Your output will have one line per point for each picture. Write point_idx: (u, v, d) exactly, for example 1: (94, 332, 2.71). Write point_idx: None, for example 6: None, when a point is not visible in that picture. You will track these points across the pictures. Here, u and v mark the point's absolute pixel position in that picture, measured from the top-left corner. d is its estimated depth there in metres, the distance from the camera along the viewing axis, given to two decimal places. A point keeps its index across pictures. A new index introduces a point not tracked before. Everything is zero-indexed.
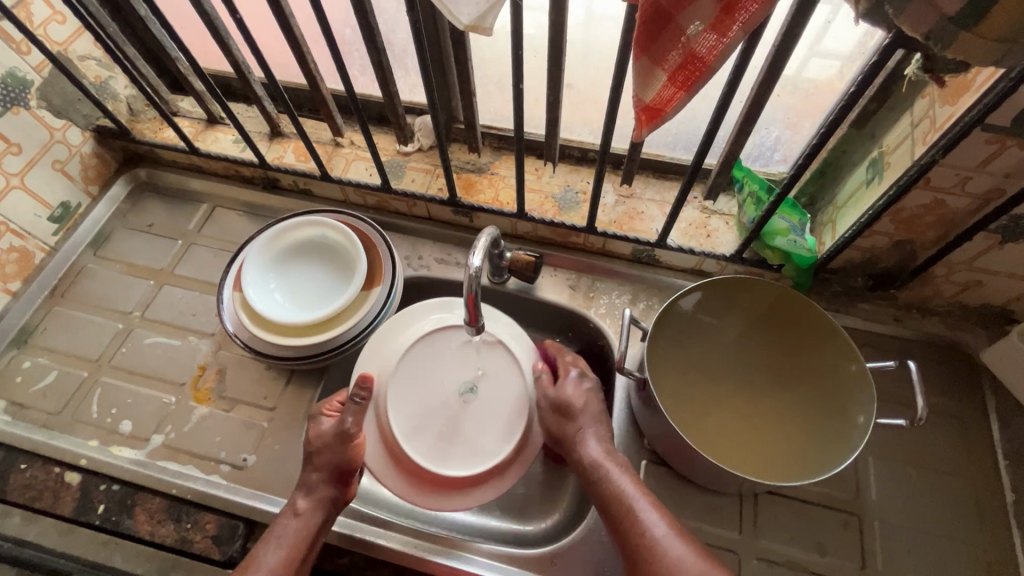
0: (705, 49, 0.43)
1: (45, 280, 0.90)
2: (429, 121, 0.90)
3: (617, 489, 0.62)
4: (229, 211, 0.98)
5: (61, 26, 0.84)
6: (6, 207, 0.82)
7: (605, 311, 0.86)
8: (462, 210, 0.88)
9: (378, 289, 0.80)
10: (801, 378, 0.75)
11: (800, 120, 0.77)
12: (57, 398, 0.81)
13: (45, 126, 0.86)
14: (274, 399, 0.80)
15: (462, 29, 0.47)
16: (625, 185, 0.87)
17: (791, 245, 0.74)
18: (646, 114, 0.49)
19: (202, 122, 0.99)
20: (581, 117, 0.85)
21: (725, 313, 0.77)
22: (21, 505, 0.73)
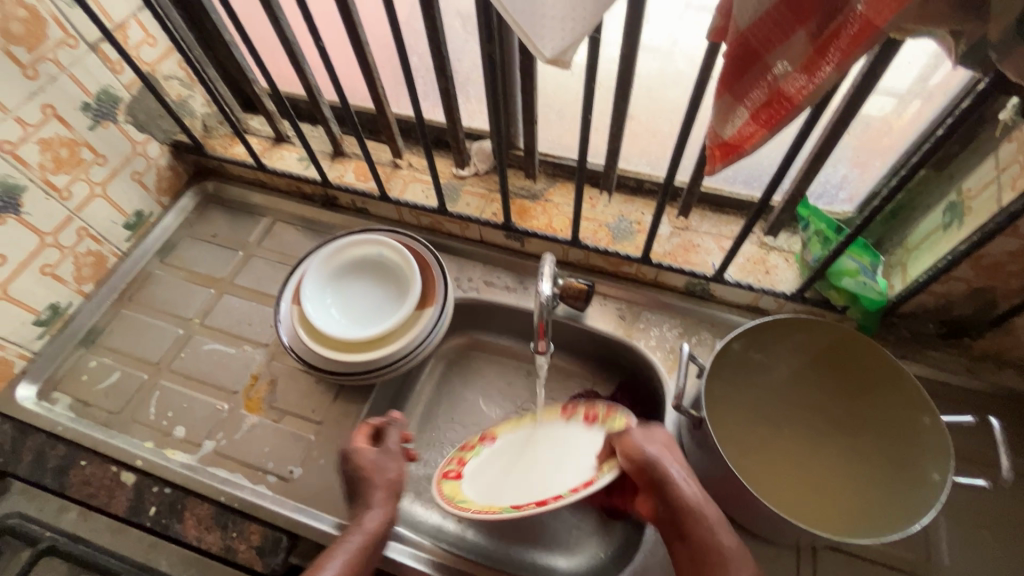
0: (794, 89, 0.43)
1: (115, 284, 0.94)
2: (487, 146, 0.92)
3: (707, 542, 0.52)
4: (288, 225, 1.02)
5: (152, 48, 0.90)
6: (88, 214, 0.88)
7: (656, 344, 0.84)
8: (515, 235, 0.89)
9: (430, 310, 0.81)
10: (866, 426, 0.71)
11: (869, 158, 0.75)
12: (118, 398, 0.84)
13: (129, 139, 0.91)
14: (321, 413, 0.81)
15: (544, 61, 0.48)
16: (681, 217, 0.86)
17: (859, 287, 0.72)
18: (723, 149, 0.49)
19: (270, 140, 1.03)
20: (639, 148, 0.86)
21: (781, 353, 0.74)
22: (78, 501, 0.75)
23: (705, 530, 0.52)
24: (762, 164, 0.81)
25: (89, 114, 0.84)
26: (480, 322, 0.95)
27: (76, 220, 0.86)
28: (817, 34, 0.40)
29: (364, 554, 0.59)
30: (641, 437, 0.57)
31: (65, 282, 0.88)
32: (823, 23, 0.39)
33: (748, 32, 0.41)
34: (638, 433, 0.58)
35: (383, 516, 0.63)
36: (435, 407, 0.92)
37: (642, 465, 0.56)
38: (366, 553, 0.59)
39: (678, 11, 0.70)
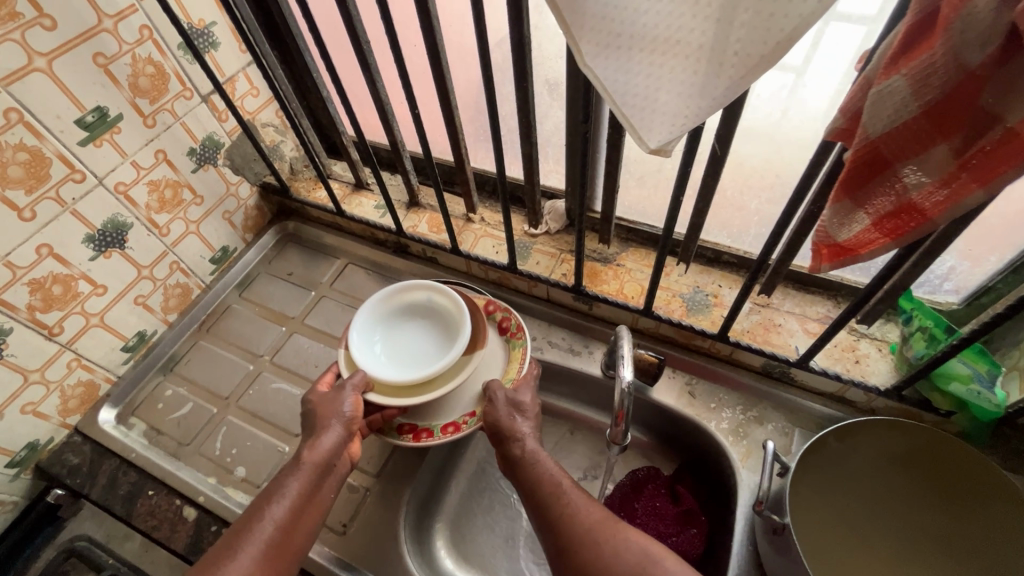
0: (928, 203, 0.40)
1: (196, 314, 0.99)
2: (561, 206, 0.92)
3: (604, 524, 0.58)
4: (359, 268, 1.05)
5: (255, 98, 0.97)
6: (181, 248, 0.93)
7: (728, 426, 0.79)
8: (584, 298, 0.88)
9: (480, 353, 0.77)
10: (972, 549, 0.63)
11: (983, 252, 0.69)
12: (188, 429, 0.87)
13: (225, 180, 0.98)
14: (377, 465, 0.81)
15: (646, 151, 0.47)
16: (762, 294, 0.82)
17: (971, 395, 0.65)
18: (832, 251, 0.47)
19: (350, 186, 1.07)
20: (722, 220, 0.83)
21: (867, 449, 0.67)
22: (142, 531, 0.77)
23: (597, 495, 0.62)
24: None
25: (193, 158, 0.90)
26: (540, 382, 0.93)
27: (170, 254, 0.92)
28: (960, 150, 0.37)
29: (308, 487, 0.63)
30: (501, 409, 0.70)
31: (154, 311, 0.93)
32: (971, 138, 0.36)
33: (879, 141, 0.39)
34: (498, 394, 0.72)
35: (338, 439, 0.67)
36: (487, 466, 0.90)
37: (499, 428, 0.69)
38: (316, 484, 0.64)
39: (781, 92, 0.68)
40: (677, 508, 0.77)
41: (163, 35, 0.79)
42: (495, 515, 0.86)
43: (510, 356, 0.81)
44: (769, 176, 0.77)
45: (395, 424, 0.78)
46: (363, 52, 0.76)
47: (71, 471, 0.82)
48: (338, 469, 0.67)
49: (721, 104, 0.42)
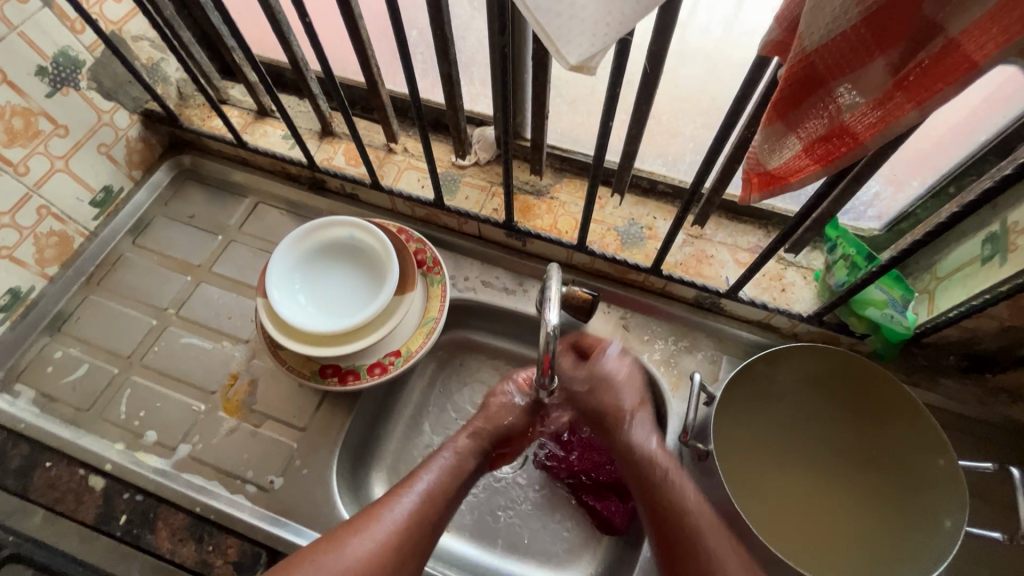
0: (861, 126, 0.37)
1: (83, 266, 0.87)
2: (490, 134, 0.85)
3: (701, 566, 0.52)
4: (271, 207, 0.94)
5: (116, 4, 0.80)
6: (49, 190, 0.80)
7: (659, 358, 0.79)
8: (516, 234, 0.83)
9: (411, 295, 0.74)
10: (881, 467, 0.67)
11: (907, 175, 0.69)
12: (85, 393, 0.78)
13: (94, 107, 0.83)
14: (303, 418, 0.76)
15: (566, 68, 0.40)
16: (696, 224, 0.80)
17: (885, 318, 0.67)
18: (762, 179, 0.44)
19: (252, 113, 0.94)
20: (656, 148, 0.78)
21: (789, 375, 0.70)
22: (43, 505, 0.70)
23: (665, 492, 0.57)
24: None
25: (45, 80, 0.75)
26: (475, 322, 0.90)
27: (36, 197, 0.78)
28: (898, 66, 0.34)
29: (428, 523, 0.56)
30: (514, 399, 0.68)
31: (26, 265, 0.81)
32: (910, 52, 0.33)
33: (814, 55, 0.34)
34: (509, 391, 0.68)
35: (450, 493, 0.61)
36: (425, 409, 0.88)
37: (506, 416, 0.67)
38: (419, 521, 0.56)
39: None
40: None
41: None
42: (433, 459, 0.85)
43: (432, 290, 0.78)
44: (704, 99, 0.73)
45: (315, 368, 0.73)
46: None
47: None
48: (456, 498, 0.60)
49: (644, 11, 0.37)
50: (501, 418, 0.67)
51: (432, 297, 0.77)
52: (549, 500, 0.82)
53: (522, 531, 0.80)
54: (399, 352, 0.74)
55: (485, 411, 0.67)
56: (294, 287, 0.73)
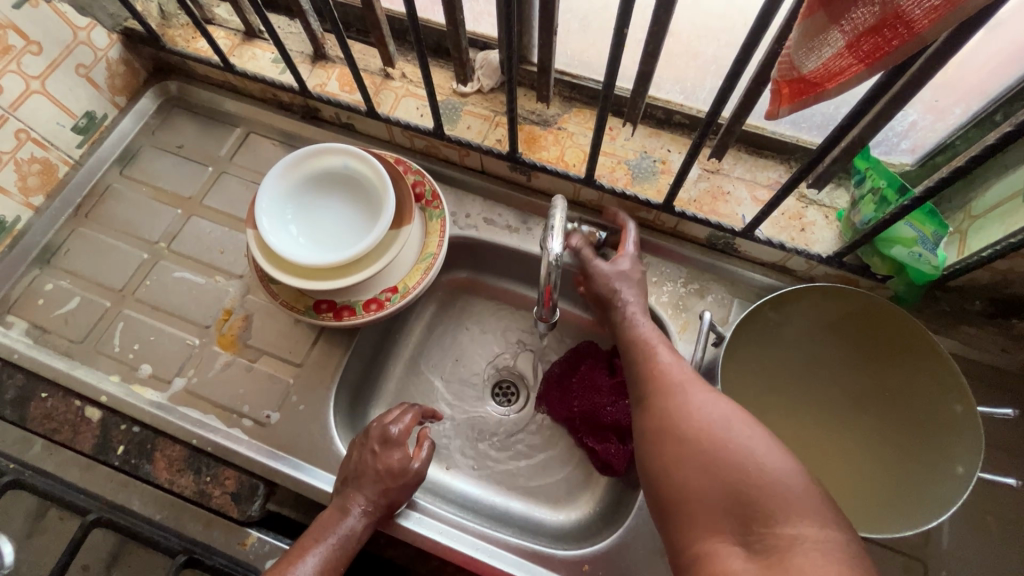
0: (918, 12, 0.32)
1: (69, 197, 0.84)
2: (494, 58, 0.78)
3: (681, 413, 0.51)
4: (264, 138, 0.90)
5: None
6: (26, 113, 0.75)
7: (668, 300, 0.76)
8: (521, 167, 0.78)
9: (407, 229, 0.70)
10: (895, 411, 0.65)
11: (949, 103, 0.62)
12: (78, 326, 0.76)
13: (68, 24, 0.77)
14: (300, 355, 0.75)
15: None
16: (712, 159, 0.75)
17: (911, 258, 0.63)
18: (794, 88, 0.39)
19: (239, 34, 0.87)
20: (674, 72, 0.72)
21: (803, 317, 0.67)
22: (41, 435, 0.70)
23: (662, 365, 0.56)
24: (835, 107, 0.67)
25: None
26: (476, 262, 0.87)
27: (13, 119, 0.74)
28: None
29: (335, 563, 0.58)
30: (395, 452, 0.64)
31: (9, 193, 0.77)
32: None
33: None
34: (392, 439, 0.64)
35: (361, 524, 0.61)
36: (425, 349, 0.87)
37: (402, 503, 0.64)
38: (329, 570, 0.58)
39: None
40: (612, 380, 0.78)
41: None
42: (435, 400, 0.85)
43: (430, 226, 0.74)
44: (730, 16, 0.66)
45: (309, 303, 0.70)
46: None
47: None
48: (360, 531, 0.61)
49: None
50: (400, 494, 0.63)
51: (433, 232, 0.74)
52: (549, 441, 0.82)
53: (522, 470, 0.80)
54: (397, 289, 0.71)
55: (384, 481, 0.63)
56: (286, 217, 0.69)
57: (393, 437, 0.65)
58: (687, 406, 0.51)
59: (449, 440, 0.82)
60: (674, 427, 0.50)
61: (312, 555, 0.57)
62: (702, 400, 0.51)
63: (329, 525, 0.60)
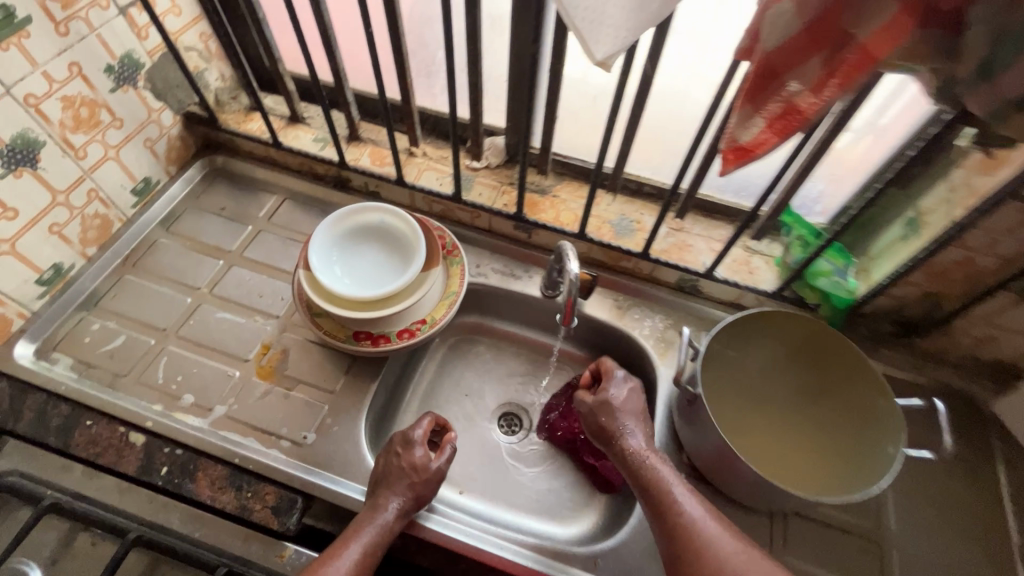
0: (805, 104, 0.52)
1: (119, 249, 0.94)
2: (500, 142, 0.98)
3: (701, 540, 0.60)
4: (299, 203, 1.04)
5: (177, 17, 0.90)
6: (100, 175, 0.87)
7: (649, 332, 0.92)
8: (524, 226, 0.95)
9: (435, 271, 0.84)
10: (838, 405, 0.80)
11: (843, 176, 0.83)
12: (123, 360, 0.83)
13: (146, 105, 0.92)
14: (333, 383, 0.83)
15: (592, 63, 0.52)
16: (677, 219, 0.95)
17: (832, 286, 0.83)
18: (736, 153, 0.57)
19: (285, 119, 1.05)
20: (644, 154, 0.93)
21: (753, 340, 0.82)
22: (83, 460, 0.74)
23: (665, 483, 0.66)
24: (754, 176, 0.88)
25: (111, 77, 0.84)
26: (483, 307, 1.01)
27: (88, 180, 0.86)
28: (826, 61, 0.49)
29: (369, 553, 0.65)
30: (418, 451, 0.72)
31: (71, 243, 0.87)
32: (833, 53, 0.48)
33: (770, 54, 0.49)
34: (416, 440, 0.73)
35: (395, 516, 0.68)
36: (438, 384, 0.98)
37: (426, 497, 0.71)
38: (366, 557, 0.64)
39: (713, 14, 0.71)
40: None
41: None
42: None
43: (450, 271, 0.88)
44: None
45: (348, 332, 0.81)
46: None
47: None
48: (392, 526, 0.68)
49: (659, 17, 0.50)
50: (426, 489, 0.71)
51: (454, 274, 0.88)
52: (552, 462, 0.91)
53: (529, 489, 0.89)
54: (425, 321, 0.83)
55: (410, 477, 0.70)
56: (334, 259, 0.82)
57: (415, 441, 0.73)
58: (704, 531, 0.61)
59: (463, 465, 0.90)
60: (700, 549, 0.60)
61: (354, 545, 0.65)
62: (713, 527, 0.61)
63: (367, 520, 0.67)
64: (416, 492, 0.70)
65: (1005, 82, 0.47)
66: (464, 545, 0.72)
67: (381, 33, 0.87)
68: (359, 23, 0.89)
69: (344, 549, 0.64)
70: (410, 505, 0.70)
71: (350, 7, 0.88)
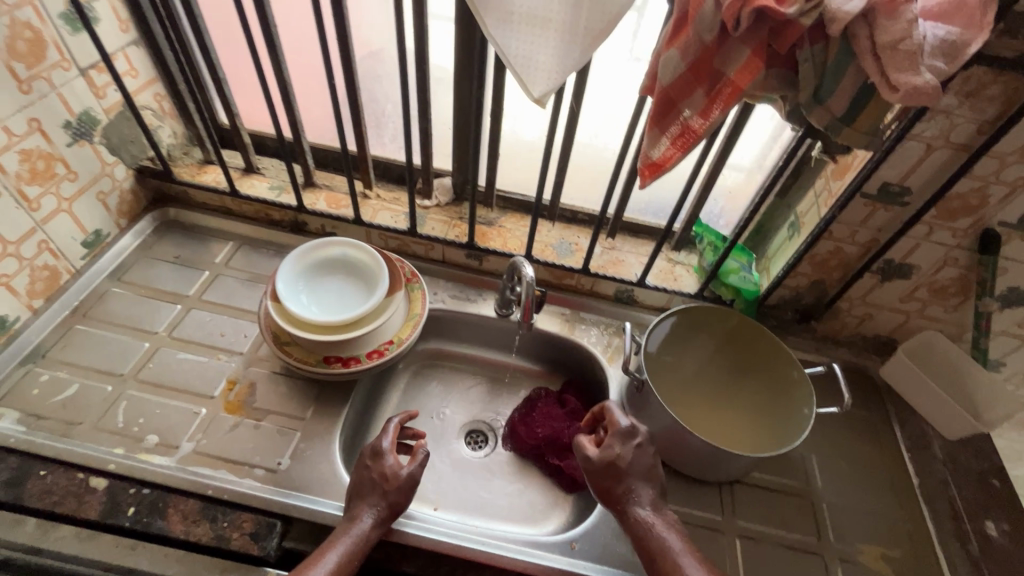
0: (697, 125, 0.66)
1: (67, 301, 0.92)
2: (448, 182, 1.08)
3: None
4: (255, 248, 1.08)
5: (135, 79, 0.95)
6: (52, 227, 0.88)
7: (596, 339, 1.02)
8: (476, 254, 1.05)
9: (398, 295, 0.90)
10: (760, 375, 0.93)
11: (738, 195, 1.01)
12: (77, 409, 0.80)
13: (100, 159, 0.94)
14: (303, 410, 0.85)
15: (532, 99, 0.65)
16: (609, 240, 1.09)
17: (741, 281, 0.98)
18: (651, 168, 0.71)
19: (240, 171, 1.10)
20: (575, 186, 1.06)
21: (684, 331, 0.95)
22: (37, 512, 0.70)
23: (664, 540, 0.70)
24: (665, 199, 1.05)
25: (69, 132, 0.87)
26: (442, 333, 1.08)
27: (40, 232, 0.86)
28: (708, 93, 0.64)
29: (345, 561, 0.66)
30: (389, 460, 0.74)
31: (17, 295, 0.85)
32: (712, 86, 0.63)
33: (667, 89, 0.64)
34: (383, 450, 0.75)
35: (371, 523, 0.70)
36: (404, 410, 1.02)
37: (402, 504, 0.73)
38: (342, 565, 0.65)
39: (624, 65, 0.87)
40: (565, 409, 0.99)
41: (44, 2, 0.78)
42: None
43: (411, 297, 0.95)
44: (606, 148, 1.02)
45: (319, 356, 0.85)
46: (270, 33, 0.85)
47: None
48: (369, 536, 0.69)
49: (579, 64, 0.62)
50: (399, 496, 0.73)
51: (415, 299, 0.94)
52: (521, 469, 0.96)
53: (501, 497, 0.93)
54: (392, 341, 0.88)
55: (381, 486, 0.72)
56: (300, 288, 0.87)
57: (385, 452, 0.75)
58: None
59: (435, 483, 0.93)
60: None
61: (332, 554, 0.66)
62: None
63: (342, 533, 0.69)
64: (389, 500, 0.72)
65: (833, 104, 0.64)
66: (447, 544, 0.76)
67: (337, 89, 0.97)
68: (315, 81, 0.99)
69: (318, 561, 0.65)
70: (385, 514, 0.71)
71: (307, 67, 0.98)
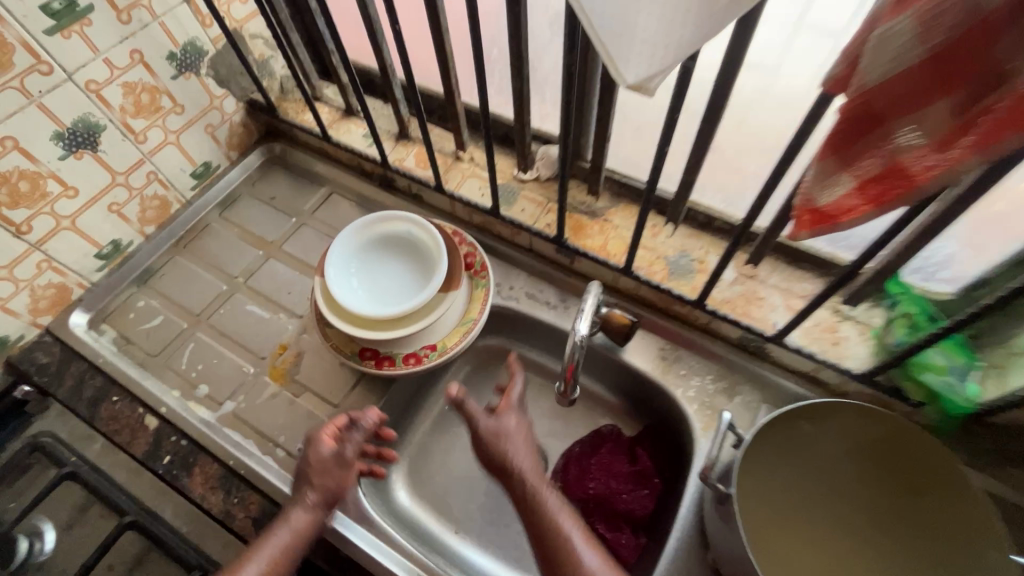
0: (918, 166, 0.38)
1: (174, 230, 0.97)
2: (553, 153, 0.87)
3: None
4: (344, 198, 1.02)
5: (242, 5, 0.90)
6: (159, 158, 0.90)
7: (694, 395, 0.77)
8: (566, 251, 0.84)
9: (454, 294, 0.77)
10: (912, 541, 0.64)
11: (986, 239, 0.61)
12: (157, 341, 0.86)
13: (208, 92, 0.93)
14: (340, 396, 0.80)
15: (623, 86, 0.42)
16: (750, 264, 0.79)
17: (943, 386, 0.64)
18: (814, 216, 0.45)
19: (340, 111, 1.02)
20: (715, 183, 0.77)
21: (830, 435, 0.66)
22: (104, 434, 0.78)
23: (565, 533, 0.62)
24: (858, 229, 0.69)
25: (173, 64, 0.86)
26: (513, 332, 0.93)
27: (148, 163, 0.89)
28: (961, 107, 0.34)
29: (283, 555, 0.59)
30: (323, 443, 0.67)
31: (130, 221, 0.91)
32: (973, 97, 0.34)
33: (873, 93, 0.36)
34: (315, 431, 0.68)
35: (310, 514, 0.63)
36: (453, 409, 0.90)
37: (339, 491, 0.66)
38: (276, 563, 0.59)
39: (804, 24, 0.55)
40: (632, 467, 0.80)
41: None
42: (455, 460, 0.87)
43: (473, 294, 0.81)
44: None
45: (355, 348, 0.77)
46: None
47: (39, 369, 0.83)
48: (303, 530, 0.62)
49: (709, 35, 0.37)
50: (329, 477, 0.65)
51: (477, 298, 0.80)
52: None
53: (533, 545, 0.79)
54: (436, 347, 0.77)
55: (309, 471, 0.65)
56: (353, 268, 0.78)
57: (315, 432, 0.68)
58: None
59: (463, 503, 0.83)
60: None
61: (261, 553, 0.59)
62: None
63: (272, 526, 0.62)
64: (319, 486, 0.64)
65: None
66: None
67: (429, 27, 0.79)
68: (410, 15, 0.83)
69: (245, 563, 0.58)
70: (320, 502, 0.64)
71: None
